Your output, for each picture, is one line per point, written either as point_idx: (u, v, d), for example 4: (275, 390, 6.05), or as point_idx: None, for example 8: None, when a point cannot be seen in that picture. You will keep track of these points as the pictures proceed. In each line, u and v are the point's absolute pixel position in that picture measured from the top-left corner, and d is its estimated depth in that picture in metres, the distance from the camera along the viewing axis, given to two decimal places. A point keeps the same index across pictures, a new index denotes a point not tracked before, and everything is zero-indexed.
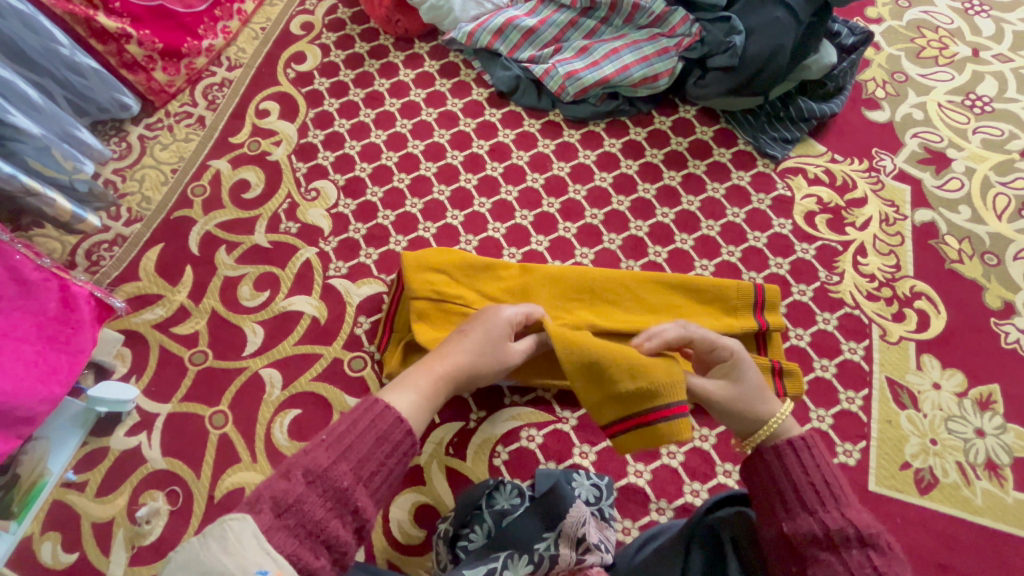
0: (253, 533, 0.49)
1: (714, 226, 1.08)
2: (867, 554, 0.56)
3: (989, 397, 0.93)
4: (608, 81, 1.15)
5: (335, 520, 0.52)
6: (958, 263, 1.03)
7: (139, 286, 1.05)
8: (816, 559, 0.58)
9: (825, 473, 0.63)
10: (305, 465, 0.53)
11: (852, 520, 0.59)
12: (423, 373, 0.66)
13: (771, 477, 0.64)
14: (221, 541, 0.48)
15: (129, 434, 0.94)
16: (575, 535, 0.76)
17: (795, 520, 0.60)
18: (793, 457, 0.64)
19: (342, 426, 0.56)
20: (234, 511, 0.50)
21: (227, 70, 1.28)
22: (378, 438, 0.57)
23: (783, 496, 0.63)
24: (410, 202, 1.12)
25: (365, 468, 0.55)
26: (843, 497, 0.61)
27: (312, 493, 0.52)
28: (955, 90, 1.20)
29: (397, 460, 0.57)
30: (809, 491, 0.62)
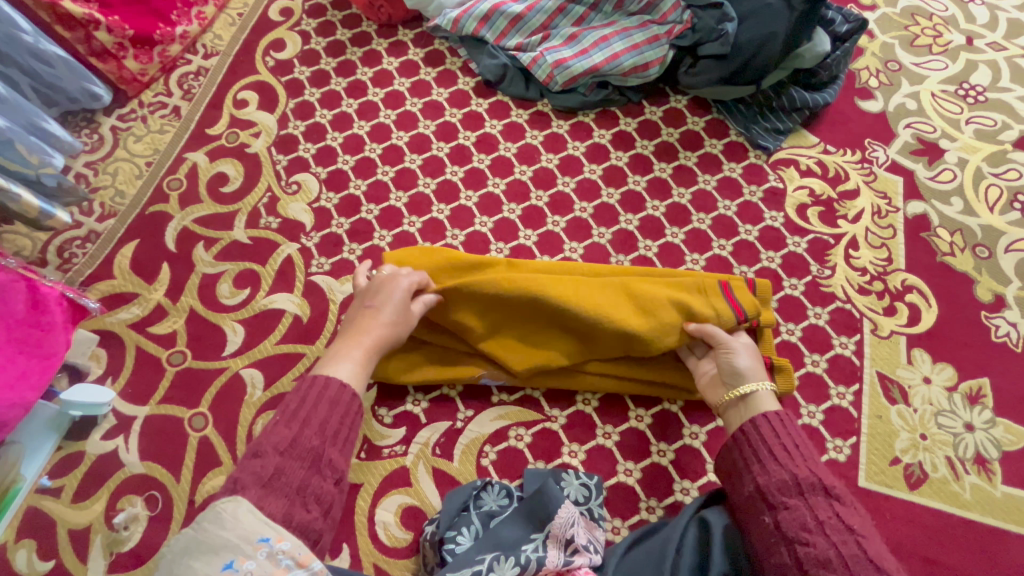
0: (248, 508, 0.53)
1: (705, 219, 1.06)
2: (832, 503, 0.67)
3: (978, 391, 0.92)
4: (597, 70, 1.12)
5: (314, 477, 0.59)
6: (950, 256, 1.02)
7: (113, 285, 1.02)
8: (785, 506, 0.68)
9: (792, 434, 0.75)
10: (273, 442, 0.60)
11: (816, 473, 0.70)
12: (353, 347, 0.74)
13: (749, 441, 0.76)
14: (217, 521, 0.52)
15: (106, 438, 0.91)
16: (564, 536, 0.76)
17: (768, 473, 0.72)
18: (768, 423, 0.76)
19: (295, 403, 0.64)
20: (223, 495, 0.54)
21: (203, 58, 1.23)
22: (330, 403, 0.65)
23: (758, 455, 0.75)
24: (395, 196, 1.09)
25: (328, 429, 0.63)
26: (810, 457, 0.73)
27: (287, 461, 0.59)
28: (949, 79, 1.18)
29: (354, 413, 0.67)
30: (779, 450, 0.74)
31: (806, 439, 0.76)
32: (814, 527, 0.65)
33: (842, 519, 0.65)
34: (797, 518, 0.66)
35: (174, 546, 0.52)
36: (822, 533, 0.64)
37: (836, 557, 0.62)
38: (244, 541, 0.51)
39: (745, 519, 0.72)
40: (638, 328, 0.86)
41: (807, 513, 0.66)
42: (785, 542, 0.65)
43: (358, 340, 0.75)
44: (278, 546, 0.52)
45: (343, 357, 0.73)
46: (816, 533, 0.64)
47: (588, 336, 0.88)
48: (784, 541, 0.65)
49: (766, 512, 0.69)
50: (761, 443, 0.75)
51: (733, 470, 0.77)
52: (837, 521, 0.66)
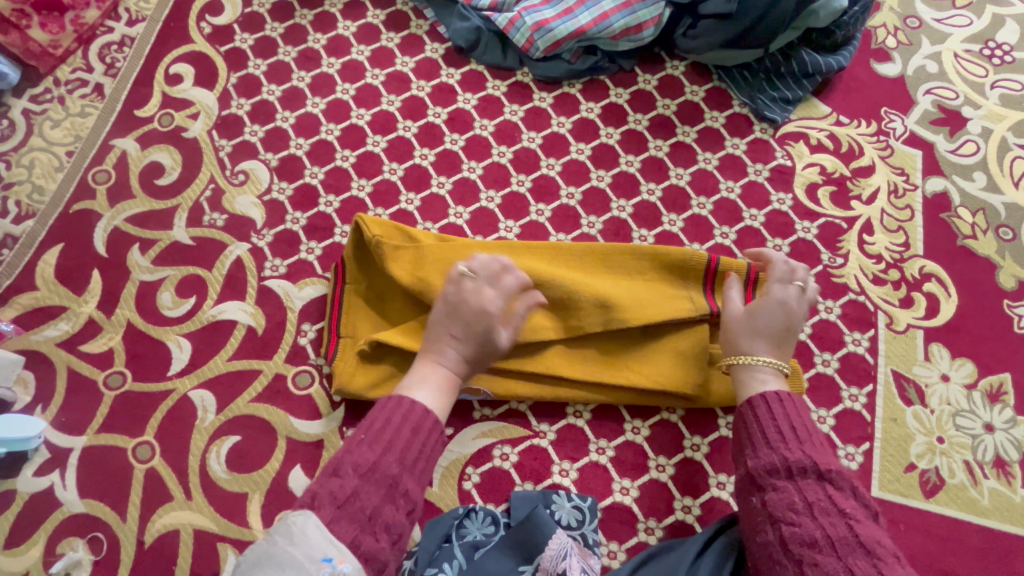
0: (315, 525, 0.53)
1: (706, 203, 0.95)
2: (824, 486, 0.63)
3: (999, 388, 0.85)
4: (584, 33, 0.97)
5: (387, 506, 0.58)
6: (971, 239, 0.94)
7: (36, 298, 0.89)
8: (773, 487, 0.65)
9: (793, 416, 0.70)
10: (354, 463, 0.59)
11: (811, 457, 0.66)
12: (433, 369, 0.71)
13: (746, 422, 0.72)
14: (287, 536, 0.52)
15: (39, 474, 0.81)
16: (555, 569, 0.68)
17: (758, 457, 0.68)
18: (766, 405, 0.71)
19: (379, 424, 0.63)
20: (297, 509, 0.54)
21: (126, 25, 1.05)
22: (413, 430, 0.63)
23: (753, 437, 0.71)
24: (357, 184, 0.96)
25: (409, 456, 0.62)
26: (807, 440, 0.68)
27: (365, 485, 0.58)
28: (973, 37, 1.06)
29: (434, 435, 0.65)
30: (773, 433, 0.69)
31: (811, 423, 0.71)
32: (801, 508, 0.62)
33: (833, 501, 0.62)
34: (784, 499, 0.63)
35: (246, 558, 0.52)
36: (808, 514, 0.61)
37: (822, 537, 0.59)
38: (309, 560, 0.50)
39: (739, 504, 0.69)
40: (621, 302, 0.80)
41: (796, 494, 0.63)
42: (770, 521, 0.63)
43: (440, 360, 0.72)
44: (339, 566, 0.51)
45: (426, 378, 0.70)
46: (803, 513, 0.61)
47: (573, 319, 0.81)
48: (769, 521, 0.63)
49: (756, 494, 0.67)
50: (757, 426, 0.71)
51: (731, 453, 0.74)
52: (826, 502, 0.62)
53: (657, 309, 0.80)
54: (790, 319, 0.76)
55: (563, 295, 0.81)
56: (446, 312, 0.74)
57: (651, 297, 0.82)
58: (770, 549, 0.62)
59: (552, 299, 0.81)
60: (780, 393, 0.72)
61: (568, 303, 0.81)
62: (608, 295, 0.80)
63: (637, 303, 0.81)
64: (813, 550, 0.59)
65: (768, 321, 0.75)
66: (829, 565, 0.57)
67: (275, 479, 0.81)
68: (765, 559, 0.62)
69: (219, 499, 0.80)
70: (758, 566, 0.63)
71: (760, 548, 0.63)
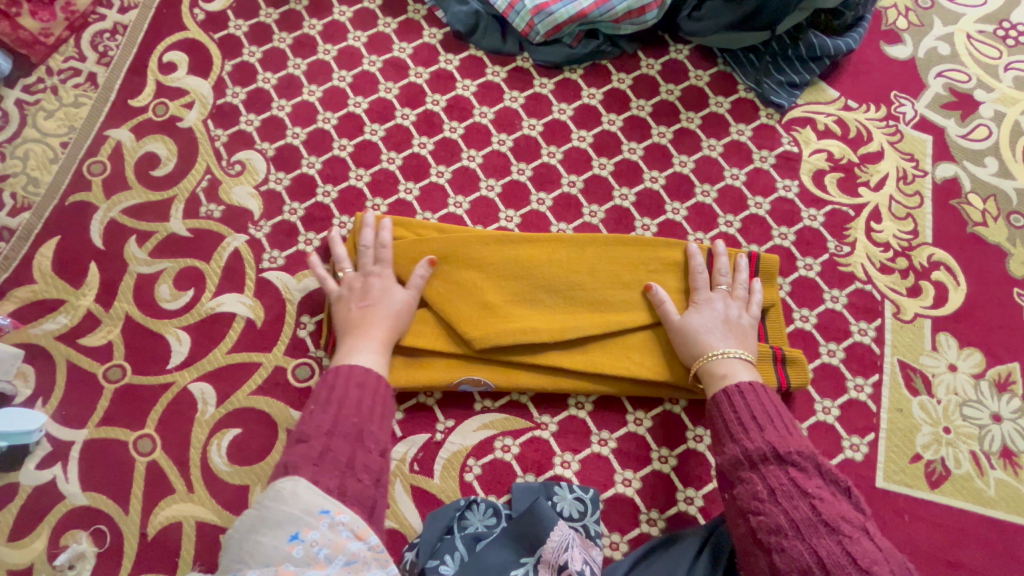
0: (305, 484, 0.55)
1: (710, 191, 0.94)
2: (786, 470, 0.63)
3: (1007, 378, 0.84)
4: (586, 16, 0.95)
5: (359, 450, 0.60)
6: (982, 226, 0.92)
7: (34, 291, 0.88)
8: (739, 480, 0.65)
9: (756, 402, 0.69)
10: (316, 425, 0.61)
11: (769, 442, 0.65)
12: (364, 343, 0.74)
13: (712, 418, 0.72)
14: (278, 499, 0.54)
15: (41, 467, 0.81)
16: (557, 561, 0.68)
17: (723, 450, 0.68)
18: (727, 399, 0.71)
19: (325, 392, 0.65)
20: (282, 475, 0.56)
21: (118, 12, 1.03)
22: (358, 386, 0.66)
23: (719, 432, 0.70)
24: (355, 174, 0.95)
25: (364, 409, 0.64)
26: (769, 425, 0.67)
27: (334, 441, 0.60)
28: (987, 18, 1.03)
29: (382, 387, 0.67)
30: (735, 424, 0.69)
31: (775, 404, 0.70)
32: (766, 496, 0.62)
33: (795, 484, 0.61)
34: (750, 490, 0.63)
35: (243, 527, 0.54)
36: (773, 501, 0.61)
37: (787, 522, 0.59)
38: (306, 513, 0.53)
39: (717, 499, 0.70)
40: (620, 303, 0.82)
41: (760, 483, 0.63)
42: (739, 514, 0.63)
43: (367, 333, 0.75)
44: (338, 516, 0.53)
45: (358, 349, 0.74)
46: (768, 501, 0.61)
47: (574, 315, 0.82)
48: (739, 514, 0.63)
49: (726, 489, 0.67)
50: (720, 419, 0.70)
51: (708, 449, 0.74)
52: (789, 487, 0.61)
53: (650, 306, 0.82)
54: (732, 314, 0.79)
55: (562, 294, 0.82)
56: (350, 295, 0.80)
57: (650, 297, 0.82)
58: (743, 540, 0.63)
59: (552, 297, 0.83)
60: (746, 383, 0.72)
61: (568, 302, 0.82)
62: (605, 297, 0.82)
63: (631, 304, 0.82)
64: (780, 536, 0.59)
65: (710, 319, 0.78)
66: (794, 549, 0.57)
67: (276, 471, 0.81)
68: (741, 550, 0.63)
69: (220, 491, 0.80)
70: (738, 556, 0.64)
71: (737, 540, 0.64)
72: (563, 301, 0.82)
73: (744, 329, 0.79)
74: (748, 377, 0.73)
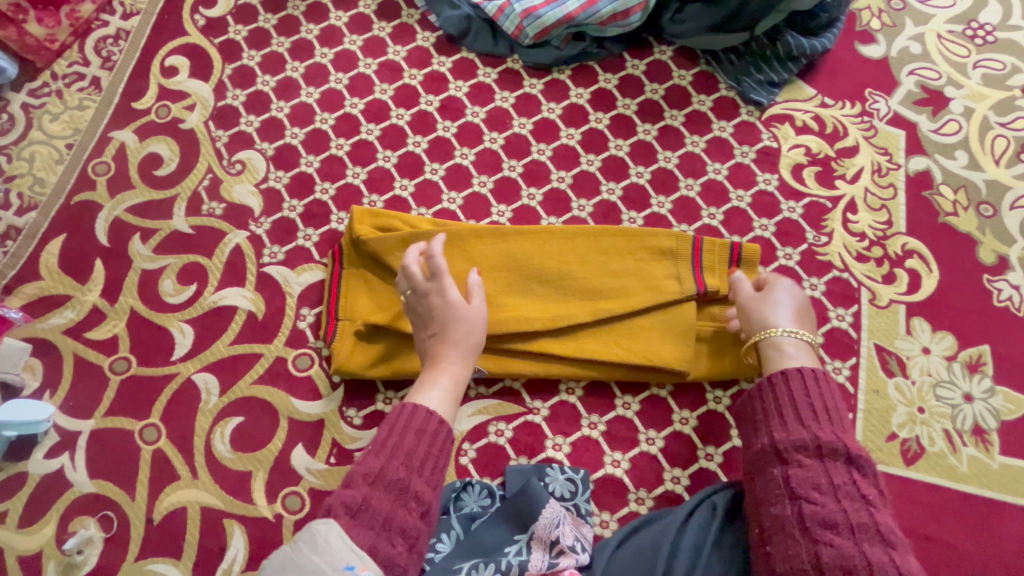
0: (339, 535, 0.54)
1: (693, 185, 0.98)
2: (851, 471, 0.65)
3: (978, 359, 0.88)
4: (572, 19, 0.99)
5: (400, 509, 0.59)
6: (953, 216, 0.96)
7: (41, 287, 0.91)
8: (799, 464, 0.67)
9: (824, 394, 0.72)
10: (363, 472, 0.61)
11: (843, 440, 0.67)
12: (439, 374, 0.73)
13: (776, 394, 0.73)
14: (309, 545, 0.53)
15: (49, 457, 0.84)
16: (549, 537, 0.72)
17: (787, 431, 0.69)
18: (801, 378, 0.72)
19: (383, 434, 0.65)
20: (318, 519, 0.55)
21: (121, 19, 1.07)
22: (416, 432, 0.65)
23: (779, 411, 0.71)
24: (352, 171, 0.98)
25: (416, 459, 0.63)
26: (839, 421, 0.69)
27: (376, 492, 0.60)
28: (956, 18, 1.08)
29: (441, 439, 0.66)
30: (805, 411, 0.70)
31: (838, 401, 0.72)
32: (825, 489, 0.64)
33: (857, 487, 0.64)
34: (810, 479, 0.65)
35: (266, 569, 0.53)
36: (833, 496, 0.63)
37: (841, 519, 0.61)
38: (331, 567, 0.52)
39: (752, 471, 0.71)
40: (609, 292, 0.85)
41: (822, 475, 0.65)
42: (791, 497, 0.65)
43: (444, 362, 0.74)
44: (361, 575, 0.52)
45: (431, 385, 0.72)
46: (827, 495, 0.63)
47: (565, 304, 0.85)
48: (790, 497, 0.65)
49: (777, 466, 0.68)
50: (789, 399, 0.72)
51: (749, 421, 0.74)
52: (851, 488, 0.64)
53: (637, 294, 0.85)
54: (801, 297, 0.81)
55: (553, 284, 0.86)
56: (422, 322, 0.79)
57: (636, 286, 0.86)
58: (783, 521, 0.64)
59: (543, 288, 0.86)
60: (808, 367, 0.74)
61: (559, 292, 0.86)
62: (594, 286, 0.86)
63: (619, 292, 0.85)
64: (832, 531, 0.61)
65: (781, 298, 0.80)
66: (845, 547, 0.60)
67: (278, 456, 0.83)
68: (776, 530, 0.64)
69: (224, 477, 0.83)
70: (765, 534, 0.65)
71: (772, 519, 0.65)
72: (555, 291, 0.86)
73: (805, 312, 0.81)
74: (806, 362, 0.75)
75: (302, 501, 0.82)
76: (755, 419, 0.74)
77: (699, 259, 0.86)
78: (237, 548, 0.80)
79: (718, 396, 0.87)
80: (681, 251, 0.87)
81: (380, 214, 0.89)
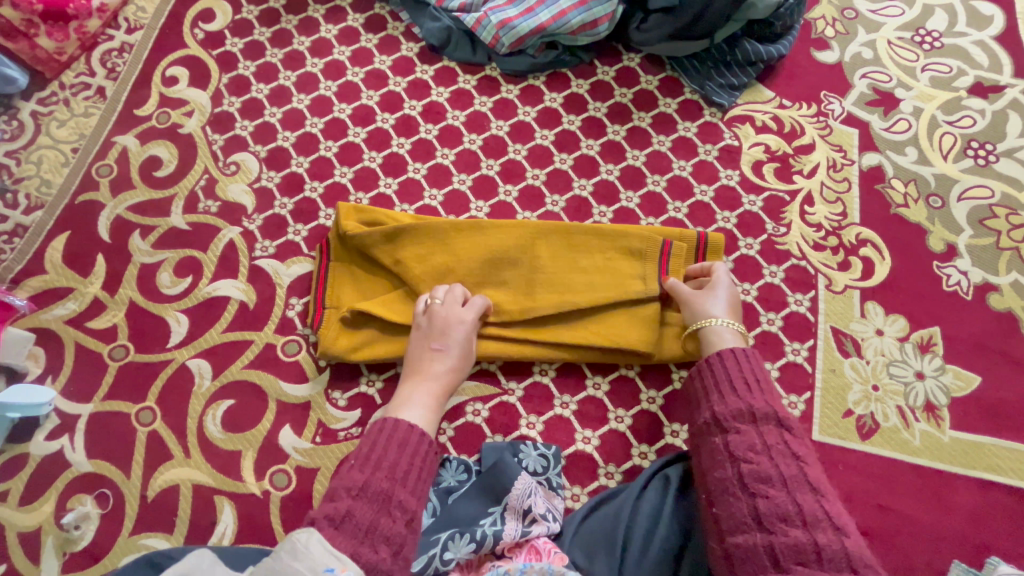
0: (318, 540, 0.58)
1: (660, 180, 1.04)
2: (782, 431, 0.70)
3: (929, 340, 0.93)
4: (545, 29, 1.06)
5: (383, 518, 0.63)
6: (904, 208, 1.02)
7: (45, 280, 0.97)
8: (735, 430, 0.71)
9: (755, 368, 0.78)
10: (347, 485, 0.65)
11: (771, 405, 0.72)
12: (425, 395, 0.80)
13: (713, 371, 0.79)
14: (290, 553, 0.56)
15: (50, 439, 0.88)
16: (522, 507, 0.77)
17: (725, 402, 0.75)
18: (734, 357, 0.79)
19: (366, 448, 0.70)
20: (299, 528, 0.58)
21: (125, 33, 1.15)
22: (400, 446, 0.71)
23: (716, 386, 0.77)
24: (339, 171, 1.05)
25: (398, 471, 0.68)
26: (768, 389, 0.75)
27: (359, 503, 0.63)
28: (905, 26, 1.16)
29: (424, 453, 0.72)
30: (739, 382, 0.76)
31: (767, 375, 0.78)
32: (760, 449, 0.69)
33: (789, 445, 0.69)
34: (745, 441, 0.70)
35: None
36: (766, 454, 0.68)
37: (776, 474, 0.66)
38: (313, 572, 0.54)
39: (698, 443, 0.75)
40: (580, 284, 0.90)
41: (755, 436, 0.70)
42: (730, 459, 0.69)
43: (424, 386, 0.81)
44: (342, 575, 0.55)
45: (411, 403, 0.79)
46: (761, 454, 0.68)
47: (535, 296, 0.90)
48: (730, 460, 0.69)
49: (717, 434, 0.73)
50: (724, 374, 0.78)
51: (692, 399, 0.80)
52: (783, 446, 0.68)
53: (605, 288, 0.89)
54: (736, 294, 0.88)
55: (524, 278, 0.91)
56: (426, 333, 0.86)
57: (606, 281, 0.90)
58: (726, 483, 0.68)
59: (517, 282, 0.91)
60: (738, 348, 0.80)
61: (530, 284, 0.91)
62: (564, 279, 0.90)
63: (589, 285, 0.90)
64: (767, 485, 0.65)
65: (717, 292, 0.87)
66: (779, 498, 0.64)
67: (266, 437, 0.88)
68: (720, 491, 0.68)
69: (216, 457, 0.87)
70: (711, 497, 0.69)
71: (717, 481, 0.69)
72: (528, 284, 0.91)
73: (736, 301, 0.87)
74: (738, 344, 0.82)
75: (289, 477, 0.86)
76: (697, 396, 0.79)
77: (666, 262, 0.91)
78: (226, 523, 0.84)
79: (683, 375, 0.92)
80: (650, 250, 0.91)
81: (367, 210, 0.94)
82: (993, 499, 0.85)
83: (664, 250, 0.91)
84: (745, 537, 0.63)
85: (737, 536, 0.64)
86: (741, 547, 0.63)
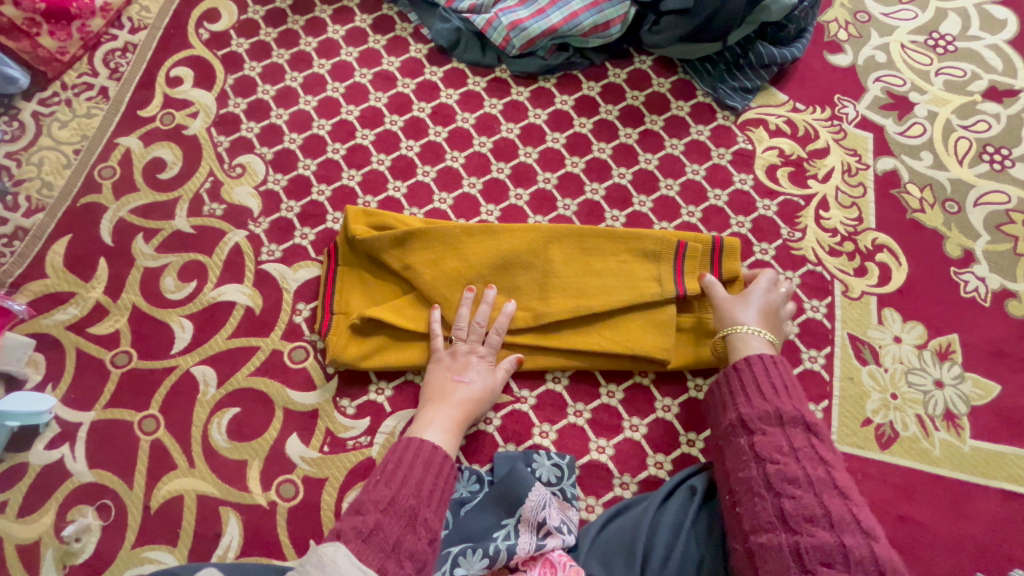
0: (345, 554, 0.55)
1: (673, 184, 1.02)
2: (810, 436, 0.69)
3: (948, 348, 0.92)
4: (556, 31, 1.05)
5: (409, 535, 0.62)
6: (920, 213, 1.01)
7: (46, 285, 0.95)
8: (762, 431, 0.71)
9: (783, 375, 0.76)
10: (375, 500, 0.64)
11: (800, 409, 0.72)
12: (445, 418, 0.79)
13: (743, 375, 0.77)
14: (317, 566, 0.54)
15: (49, 448, 0.86)
16: (536, 519, 0.75)
17: (752, 404, 0.74)
18: (763, 363, 0.77)
19: (391, 465, 0.69)
20: (325, 542, 0.57)
21: (129, 33, 1.13)
22: (424, 466, 0.69)
23: (746, 386, 0.76)
24: (347, 174, 1.03)
25: (423, 491, 0.67)
26: (797, 394, 0.74)
27: (387, 518, 0.62)
28: (918, 29, 1.15)
29: (447, 472, 0.70)
30: (768, 385, 0.75)
31: (797, 385, 0.77)
32: (787, 451, 0.68)
33: (816, 449, 0.68)
34: (773, 443, 0.69)
35: None
36: (793, 457, 0.67)
37: (803, 476, 0.65)
38: None
39: (722, 444, 0.75)
40: (593, 289, 0.88)
41: (783, 439, 0.69)
42: (755, 460, 0.69)
43: (446, 409, 0.80)
44: None
45: (433, 425, 0.78)
46: (789, 456, 0.68)
47: (548, 300, 0.88)
48: (755, 460, 0.69)
49: (743, 435, 0.72)
50: (753, 378, 0.76)
51: (717, 401, 0.79)
52: (810, 450, 0.68)
53: (619, 293, 0.87)
54: (775, 299, 0.85)
55: (537, 283, 0.89)
56: (449, 361, 0.85)
57: (620, 286, 0.88)
58: (751, 483, 0.68)
59: (530, 289, 0.89)
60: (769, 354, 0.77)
61: (543, 290, 0.89)
62: (577, 284, 0.89)
63: (604, 289, 0.88)
64: (794, 487, 0.65)
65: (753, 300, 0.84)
66: (806, 499, 0.63)
67: (273, 446, 0.86)
68: (744, 491, 0.68)
69: (222, 467, 0.85)
70: (736, 498, 0.69)
71: (741, 482, 0.69)
72: (541, 291, 0.89)
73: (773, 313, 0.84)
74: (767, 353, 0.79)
75: (296, 488, 0.84)
76: (722, 397, 0.78)
77: (682, 264, 0.89)
78: (232, 535, 0.82)
79: (699, 383, 0.90)
80: (664, 253, 0.90)
81: (374, 213, 0.92)
82: (1015, 510, 0.83)
83: (676, 255, 0.89)
84: (770, 537, 0.63)
85: (761, 536, 0.64)
86: (765, 546, 0.62)
